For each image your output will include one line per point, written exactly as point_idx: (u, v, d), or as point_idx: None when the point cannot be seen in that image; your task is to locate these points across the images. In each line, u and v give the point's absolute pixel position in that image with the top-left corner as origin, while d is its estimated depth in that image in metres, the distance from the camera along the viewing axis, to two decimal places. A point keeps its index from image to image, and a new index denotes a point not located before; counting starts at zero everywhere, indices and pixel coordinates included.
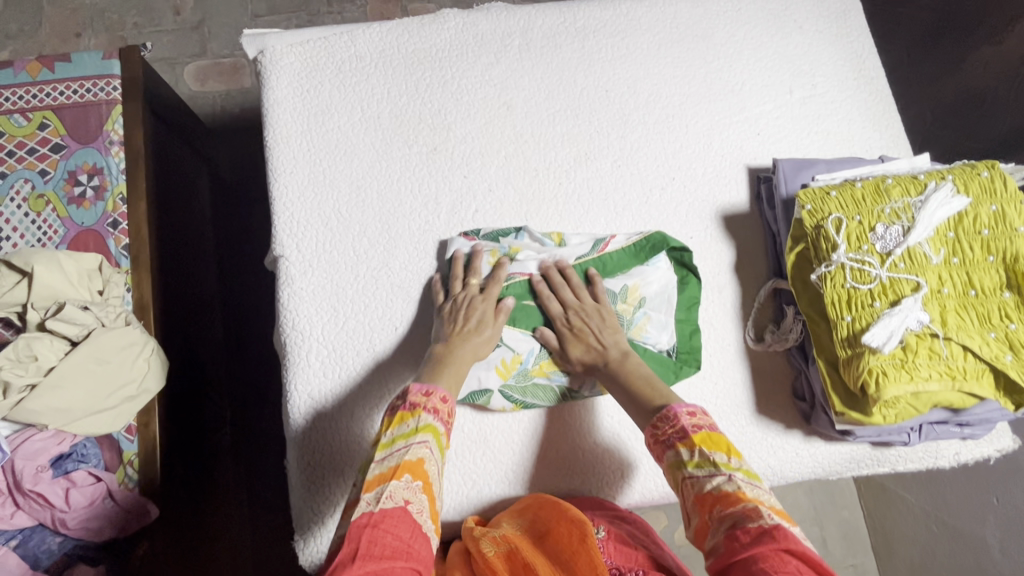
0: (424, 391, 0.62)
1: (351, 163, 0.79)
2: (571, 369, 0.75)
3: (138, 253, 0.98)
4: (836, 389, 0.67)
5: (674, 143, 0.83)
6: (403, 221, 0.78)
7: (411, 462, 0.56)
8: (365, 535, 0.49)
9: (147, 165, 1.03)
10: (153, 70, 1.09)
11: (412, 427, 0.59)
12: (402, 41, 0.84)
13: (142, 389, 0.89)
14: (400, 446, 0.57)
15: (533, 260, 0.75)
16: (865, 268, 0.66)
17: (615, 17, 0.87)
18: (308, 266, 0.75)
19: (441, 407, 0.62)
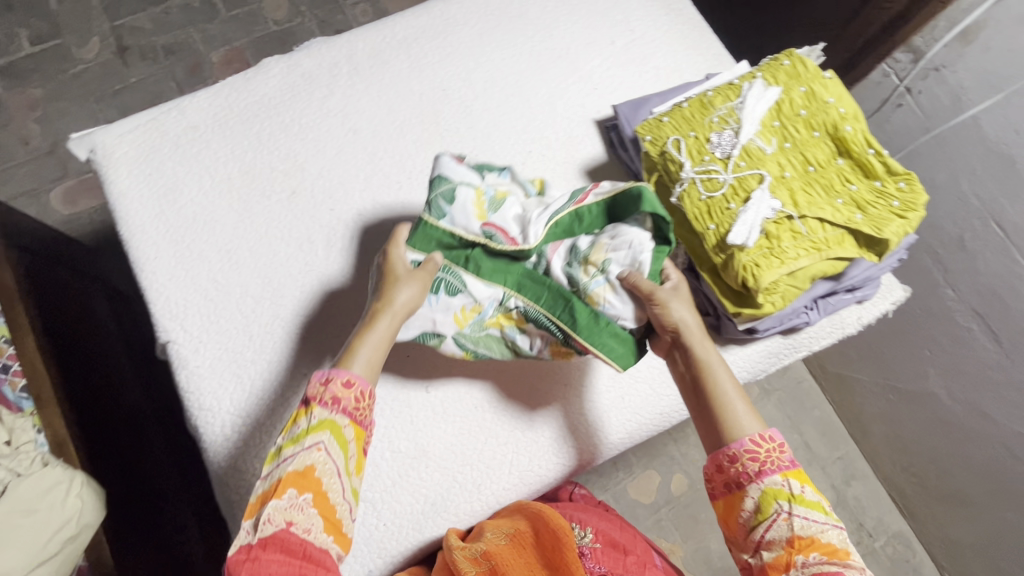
0: (324, 379, 0.61)
1: (214, 231, 0.78)
2: (526, 329, 0.74)
3: (39, 391, 0.93)
4: (724, 294, 0.71)
5: (522, 119, 0.86)
6: (282, 269, 0.77)
7: (302, 469, 0.58)
8: (246, 568, 0.53)
9: (23, 299, 0.98)
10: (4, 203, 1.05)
11: (302, 428, 0.60)
12: (232, 100, 0.84)
13: (82, 524, 0.82)
14: (288, 454, 0.59)
15: (508, 211, 0.75)
16: (713, 177, 0.70)
17: (432, 21, 0.90)
18: (198, 343, 0.73)
19: (342, 391, 0.61)
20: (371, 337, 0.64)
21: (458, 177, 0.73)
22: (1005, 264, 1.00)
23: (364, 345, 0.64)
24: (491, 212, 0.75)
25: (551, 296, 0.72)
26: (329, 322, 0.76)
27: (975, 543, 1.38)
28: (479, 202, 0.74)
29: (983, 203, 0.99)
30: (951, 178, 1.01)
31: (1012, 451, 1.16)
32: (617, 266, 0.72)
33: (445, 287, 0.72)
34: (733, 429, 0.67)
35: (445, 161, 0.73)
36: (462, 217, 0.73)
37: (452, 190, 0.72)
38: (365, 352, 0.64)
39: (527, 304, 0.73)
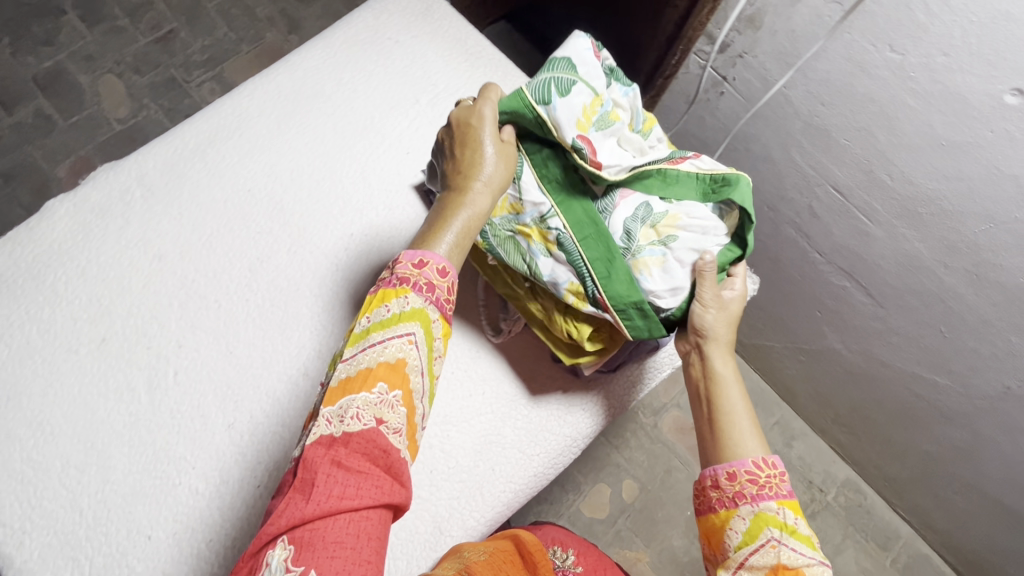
0: (416, 262, 0.60)
1: (21, 405, 0.71)
2: (552, 254, 0.69)
3: None
4: (559, 349, 0.73)
5: (337, 203, 0.83)
6: (105, 427, 0.71)
7: (390, 360, 0.56)
8: (325, 465, 0.49)
9: None
10: None
11: (393, 315, 0.58)
12: (19, 254, 0.77)
13: None
14: (376, 338, 0.57)
15: (609, 140, 0.68)
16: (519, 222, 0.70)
17: (224, 120, 0.86)
18: (21, 534, 0.66)
19: (435, 279, 0.61)
20: (457, 214, 0.63)
21: (584, 72, 0.67)
22: (852, 224, 1.02)
23: (451, 222, 0.63)
24: (595, 131, 0.66)
25: (587, 228, 0.67)
26: (166, 472, 0.70)
27: (912, 477, 1.41)
28: (592, 110, 0.66)
29: (817, 171, 1.01)
30: (785, 153, 1.03)
31: (913, 390, 1.18)
32: (683, 245, 0.67)
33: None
34: (737, 445, 0.66)
35: (580, 48, 0.68)
36: (562, 110, 0.64)
37: (573, 82, 0.65)
38: (450, 230, 0.63)
39: (567, 229, 0.68)
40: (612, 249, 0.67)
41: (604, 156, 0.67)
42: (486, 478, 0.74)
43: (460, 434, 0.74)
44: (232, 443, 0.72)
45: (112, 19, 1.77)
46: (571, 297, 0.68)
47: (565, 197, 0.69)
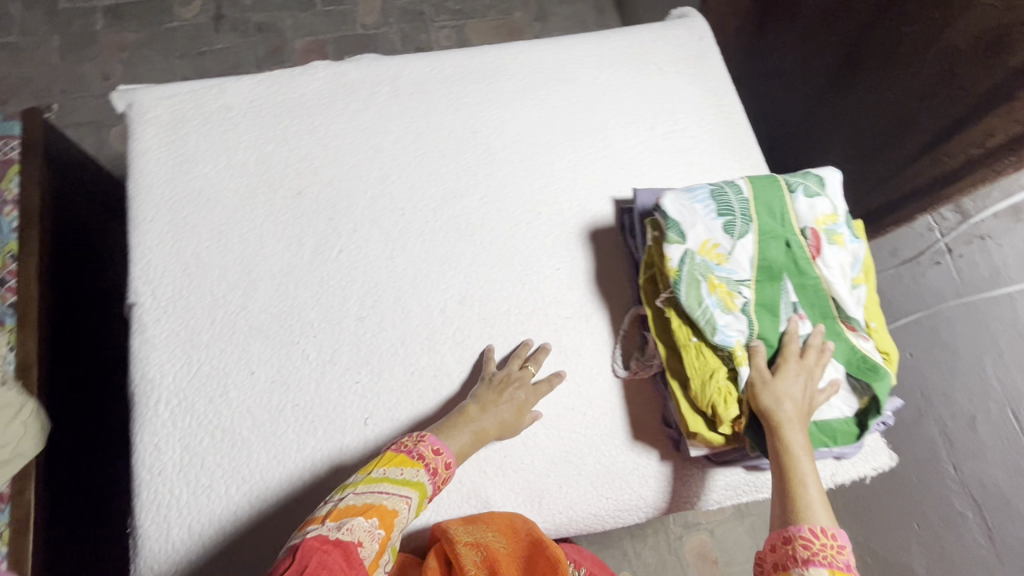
0: (434, 447, 0.63)
1: (213, 210, 0.79)
2: (728, 313, 0.70)
3: (24, 311, 0.93)
4: (687, 413, 0.70)
5: (541, 180, 0.86)
6: (265, 264, 0.77)
7: (387, 509, 0.57)
8: (314, 557, 0.48)
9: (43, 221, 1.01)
10: (58, 130, 1.11)
11: (403, 476, 0.61)
12: (272, 92, 0.86)
13: (15, 453, 0.82)
14: (385, 487, 0.59)
15: (831, 257, 0.71)
16: (722, 290, 0.70)
17: (481, 64, 0.92)
18: (162, 313, 0.74)
19: (442, 470, 0.63)
20: (479, 427, 0.68)
21: (831, 194, 0.74)
22: None
23: (469, 429, 0.67)
24: (823, 237, 0.72)
25: (765, 315, 0.71)
26: (290, 326, 0.75)
27: None
28: (826, 220, 0.73)
29: (1004, 390, 0.87)
30: None
31: None
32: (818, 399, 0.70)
33: (727, 220, 0.72)
34: (802, 509, 0.59)
35: (834, 177, 0.76)
36: (805, 209, 0.73)
37: (821, 194, 0.73)
38: (465, 436, 0.67)
39: (751, 305, 0.71)
40: (773, 344, 0.70)
41: (821, 261, 0.71)
42: (550, 491, 0.72)
43: (548, 438, 0.74)
44: (353, 332, 0.75)
45: None
46: (737, 351, 0.69)
47: (761, 277, 0.72)
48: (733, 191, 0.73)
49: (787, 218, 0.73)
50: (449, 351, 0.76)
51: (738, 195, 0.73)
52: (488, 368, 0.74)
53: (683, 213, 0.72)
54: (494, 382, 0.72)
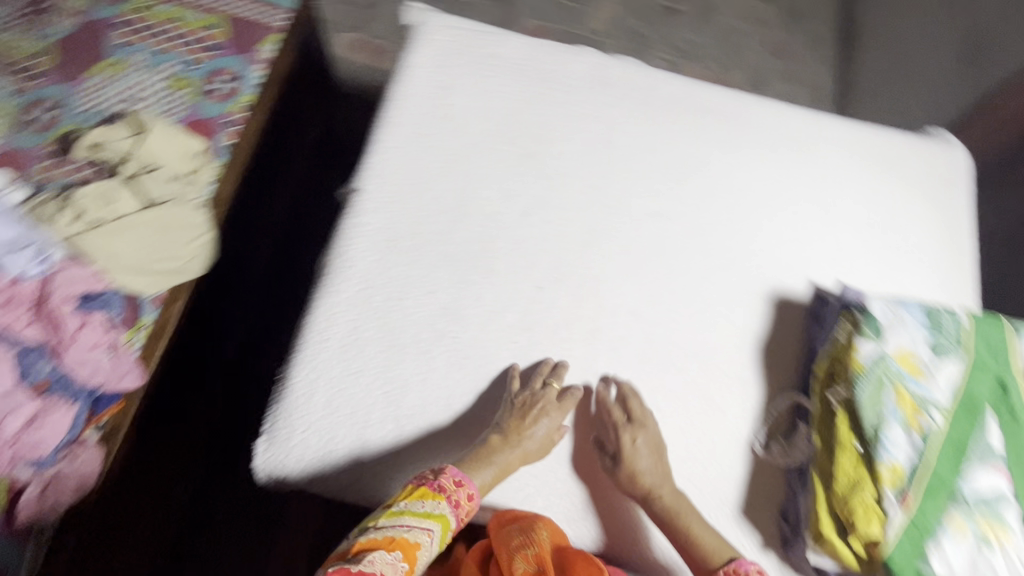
0: (456, 480, 0.65)
1: (451, 139, 0.85)
2: (911, 430, 0.66)
3: (238, 156, 1.05)
4: (823, 512, 0.67)
5: (748, 236, 0.85)
6: (477, 204, 0.82)
7: (409, 541, 0.59)
8: None
9: (278, 85, 1.13)
10: (315, 18, 1.26)
11: (425, 509, 0.62)
12: (539, 57, 0.91)
13: (185, 268, 0.95)
14: (407, 520, 0.60)
15: None
16: (909, 404, 0.67)
17: (732, 108, 0.93)
18: (377, 207, 0.80)
19: (466, 502, 0.64)
20: (501, 462, 0.69)
21: None
22: None
23: (490, 465, 0.68)
24: None
25: (949, 449, 0.66)
26: (477, 268, 0.79)
27: None
28: None
29: None
30: None
31: None
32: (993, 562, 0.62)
33: (935, 340, 0.70)
34: None
35: None
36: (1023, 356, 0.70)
37: None
38: (488, 472, 0.68)
39: (938, 431, 0.66)
40: (947, 479, 0.64)
41: None
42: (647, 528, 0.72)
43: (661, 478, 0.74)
44: (529, 298, 0.78)
45: None
46: (901, 469, 0.64)
47: (957, 408, 0.67)
48: (947, 316, 0.72)
49: (1002, 361, 0.70)
50: (605, 353, 0.77)
51: (951, 322, 0.72)
52: (513, 390, 0.73)
53: (887, 316, 0.71)
54: (519, 404, 0.72)
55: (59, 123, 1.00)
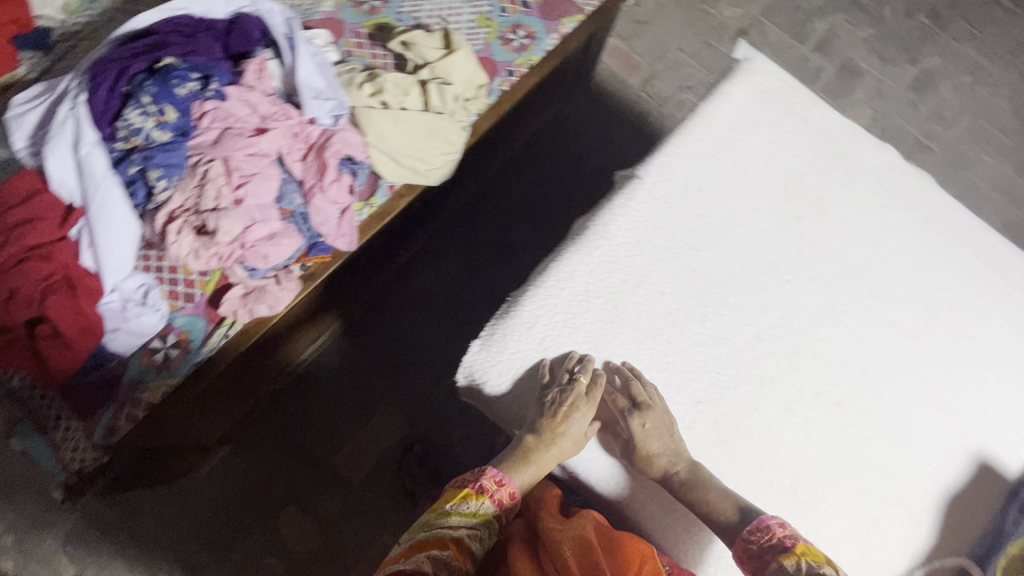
0: (495, 481, 0.79)
1: (736, 171, 0.91)
2: None
3: (502, 100, 1.30)
4: None
5: (962, 383, 0.90)
6: (737, 238, 0.89)
7: (457, 538, 0.74)
8: None
9: (554, 58, 1.37)
10: (609, 19, 1.48)
11: (470, 508, 0.78)
12: (835, 140, 0.98)
13: (425, 173, 1.19)
14: (454, 520, 0.76)
15: None
16: None
17: (988, 264, 0.97)
18: (649, 198, 0.88)
19: (505, 498, 0.79)
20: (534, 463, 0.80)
21: None
22: None
23: (526, 468, 0.80)
24: None
25: None
26: (715, 293, 0.86)
27: None
28: None
29: None
30: None
31: None
32: None
33: None
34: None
35: None
36: None
37: None
38: (524, 472, 0.80)
39: None
40: None
41: None
42: None
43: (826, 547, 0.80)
44: (753, 339, 0.85)
45: (915, 105, 2.03)
46: None
47: None
48: None
49: None
50: (800, 421, 0.84)
51: None
52: (546, 387, 0.81)
53: None
54: (549, 402, 0.80)
55: (377, 14, 1.34)
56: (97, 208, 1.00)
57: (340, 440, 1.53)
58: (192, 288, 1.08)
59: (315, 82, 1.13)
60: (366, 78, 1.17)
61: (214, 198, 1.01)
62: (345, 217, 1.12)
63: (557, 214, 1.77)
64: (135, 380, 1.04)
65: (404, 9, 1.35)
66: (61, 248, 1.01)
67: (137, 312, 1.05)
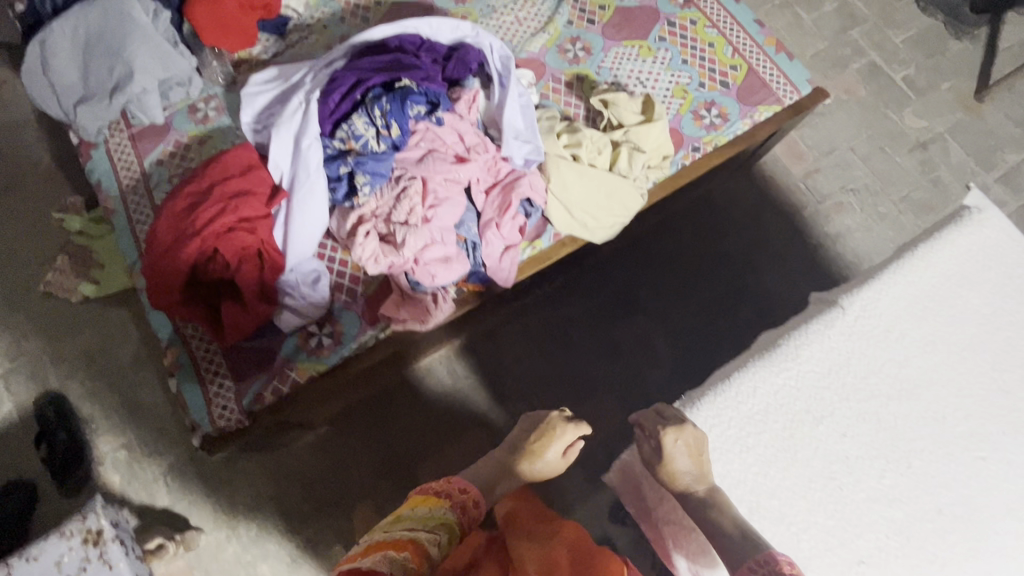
0: (458, 489, 0.95)
1: (948, 326, 0.86)
2: None
3: (681, 174, 1.29)
4: None
5: None
6: (935, 397, 0.84)
7: (416, 540, 0.83)
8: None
9: (741, 143, 1.36)
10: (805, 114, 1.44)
11: (431, 510, 0.89)
12: None
13: (592, 230, 1.20)
14: (416, 522, 0.87)
15: None
16: None
17: None
18: (851, 332, 0.85)
19: (468, 502, 0.94)
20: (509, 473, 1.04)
21: None
22: None
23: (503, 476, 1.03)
24: None
25: None
26: (902, 449, 0.81)
27: None
28: None
29: None
30: None
31: None
32: None
33: None
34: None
35: None
36: None
37: None
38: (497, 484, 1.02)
39: None
40: None
41: None
42: None
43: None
44: (936, 513, 0.79)
45: None
46: None
47: None
48: None
49: None
50: None
51: None
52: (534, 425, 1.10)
53: None
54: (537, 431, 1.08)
55: (580, 63, 1.38)
56: (302, 195, 1.09)
57: (426, 447, 1.56)
58: (357, 283, 1.15)
59: (517, 123, 1.16)
60: (565, 129, 1.21)
61: (406, 213, 1.07)
62: (508, 253, 1.15)
63: (685, 283, 1.75)
64: (290, 357, 1.11)
65: (605, 64, 1.38)
66: (260, 221, 1.09)
67: (305, 296, 1.11)
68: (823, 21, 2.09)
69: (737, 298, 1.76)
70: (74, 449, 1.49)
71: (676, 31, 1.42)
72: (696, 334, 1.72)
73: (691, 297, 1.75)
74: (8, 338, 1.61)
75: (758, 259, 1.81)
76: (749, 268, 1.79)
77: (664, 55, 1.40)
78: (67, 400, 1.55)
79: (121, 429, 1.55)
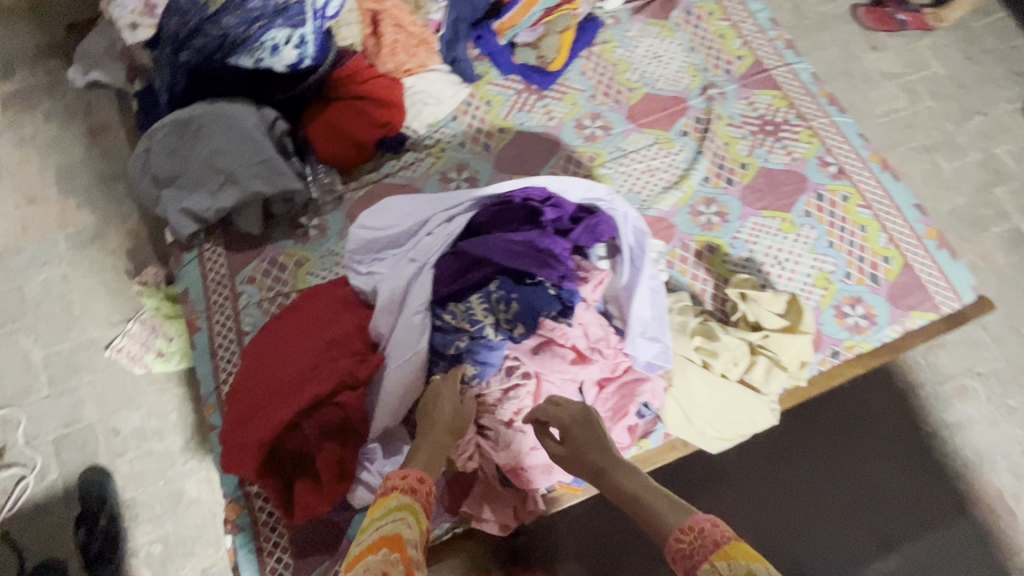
0: (402, 475, 0.79)
1: None
2: None
3: (816, 382, 1.14)
4: None
5: None
6: None
7: (387, 534, 0.69)
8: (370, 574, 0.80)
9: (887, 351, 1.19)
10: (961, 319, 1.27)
11: (386, 506, 0.74)
12: None
13: (710, 441, 1.06)
14: (380, 523, 0.71)
15: None
16: None
17: None
18: None
19: (419, 482, 0.78)
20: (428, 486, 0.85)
21: None
22: None
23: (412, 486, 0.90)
24: None
25: None
26: None
27: None
28: None
29: None
30: None
31: None
32: None
33: None
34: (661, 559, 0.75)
35: None
36: None
37: None
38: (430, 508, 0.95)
39: None
40: None
41: None
42: None
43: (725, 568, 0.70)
44: None
45: None
46: None
47: None
48: None
49: None
50: None
51: None
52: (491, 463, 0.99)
53: None
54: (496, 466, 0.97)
55: (713, 230, 1.25)
56: (399, 358, 0.98)
57: None
58: None
59: (644, 313, 1.03)
60: (699, 328, 1.07)
61: (512, 411, 0.96)
62: None
63: (771, 457, 1.53)
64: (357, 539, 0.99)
65: (741, 235, 1.24)
66: (348, 395, 0.95)
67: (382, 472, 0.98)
68: (963, 173, 1.89)
69: (829, 473, 1.50)
70: (113, 540, 1.41)
71: (825, 206, 1.28)
72: (776, 514, 1.48)
73: (778, 472, 1.51)
74: (66, 401, 1.56)
75: (857, 431, 1.55)
76: (844, 439, 1.54)
77: (808, 233, 1.25)
78: (113, 480, 1.49)
79: (160, 520, 1.47)
